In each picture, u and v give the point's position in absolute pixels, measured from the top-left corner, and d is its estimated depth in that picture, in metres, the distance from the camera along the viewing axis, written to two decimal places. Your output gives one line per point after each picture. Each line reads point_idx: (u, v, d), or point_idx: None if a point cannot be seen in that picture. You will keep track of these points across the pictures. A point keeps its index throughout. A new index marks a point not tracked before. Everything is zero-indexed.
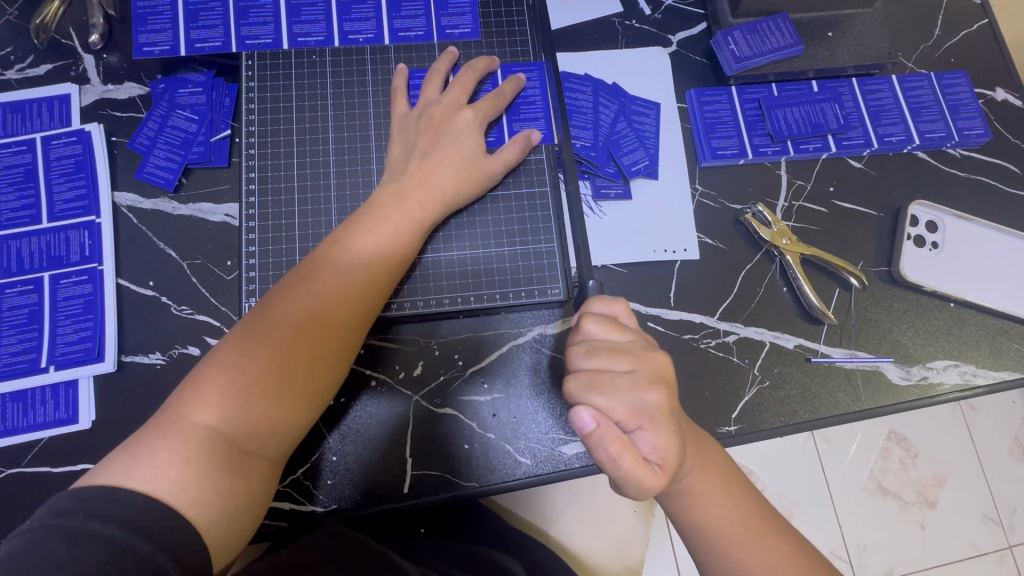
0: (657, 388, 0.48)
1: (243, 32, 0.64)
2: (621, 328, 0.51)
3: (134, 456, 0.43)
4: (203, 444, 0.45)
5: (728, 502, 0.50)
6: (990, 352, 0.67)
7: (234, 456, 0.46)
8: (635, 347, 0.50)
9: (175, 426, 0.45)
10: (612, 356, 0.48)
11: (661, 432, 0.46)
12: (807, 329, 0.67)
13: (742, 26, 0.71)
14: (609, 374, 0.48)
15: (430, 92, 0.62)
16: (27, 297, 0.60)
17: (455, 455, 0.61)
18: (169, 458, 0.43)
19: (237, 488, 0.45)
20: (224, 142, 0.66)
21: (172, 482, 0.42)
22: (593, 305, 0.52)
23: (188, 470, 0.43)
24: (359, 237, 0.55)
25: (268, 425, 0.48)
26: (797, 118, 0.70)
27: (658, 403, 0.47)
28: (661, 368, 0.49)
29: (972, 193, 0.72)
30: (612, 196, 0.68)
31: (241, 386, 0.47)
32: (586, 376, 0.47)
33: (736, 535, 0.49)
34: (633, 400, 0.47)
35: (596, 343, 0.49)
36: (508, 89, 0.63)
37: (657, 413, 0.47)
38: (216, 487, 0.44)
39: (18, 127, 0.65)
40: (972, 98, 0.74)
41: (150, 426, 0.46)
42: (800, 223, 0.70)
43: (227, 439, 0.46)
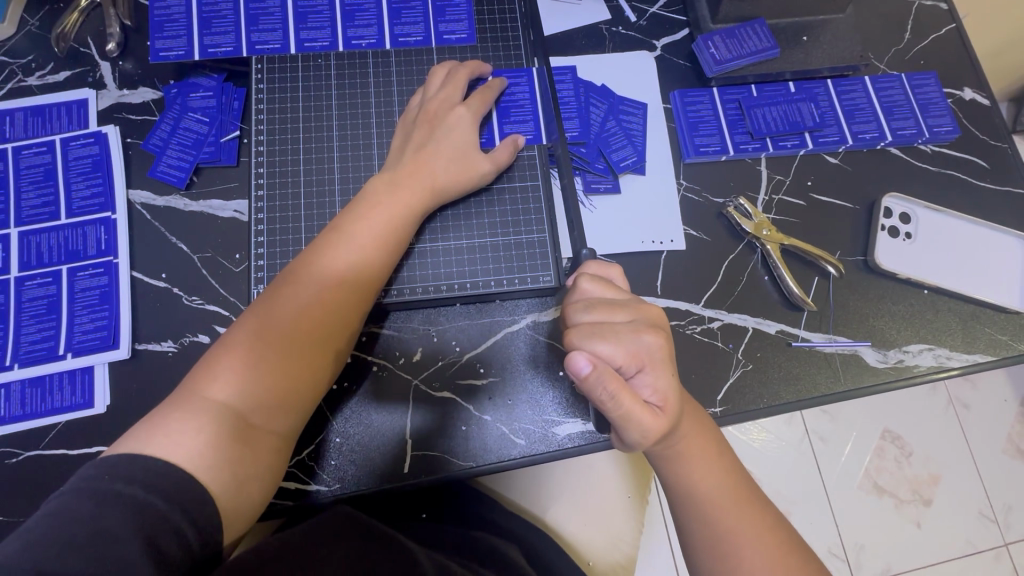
0: (655, 332, 0.51)
1: (253, 38, 0.68)
2: (615, 287, 0.54)
3: (152, 426, 0.46)
4: (215, 415, 0.48)
5: (718, 469, 0.53)
6: (964, 336, 0.71)
7: (243, 428, 0.49)
8: (633, 303, 0.53)
9: (189, 401, 0.48)
10: (611, 308, 0.52)
11: (660, 374, 0.50)
12: (788, 315, 0.70)
13: (722, 31, 0.76)
14: (610, 324, 0.51)
15: (432, 86, 0.66)
16: (46, 289, 0.64)
17: (453, 436, 0.64)
18: (183, 428, 0.46)
19: (246, 458, 0.48)
20: (233, 142, 0.69)
21: (188, 448, 0.45)
22: (587, 268, 0.57)
23: (201, 439, 0.46)
24: (356, 223, 0.58)
25: (275, 400, 0.51)
26: (775, 116, 0.74)
27: (658, 347, 0.51)
28: (654, 317, 0.53)
29: (944, 186, 0.76)
30: (602, 190, 0.71)
31: (250, 363, 0.51)
32: (587, 327, 0.50)
33: (724, 503, 0.51)
34: (631, 345, 0.50)
35: (595, 299, 0.52)
36: (492, 88, 0.67)
37: (656, 355, 0.50)
38: (226, 456, 0.47)
39: (38, 130, 0.68)
40: (941, 97, 0.78)
41: (167, 400, 0.49)
42: (780, 216, 0.73)
43: (238, 412, 0.49)
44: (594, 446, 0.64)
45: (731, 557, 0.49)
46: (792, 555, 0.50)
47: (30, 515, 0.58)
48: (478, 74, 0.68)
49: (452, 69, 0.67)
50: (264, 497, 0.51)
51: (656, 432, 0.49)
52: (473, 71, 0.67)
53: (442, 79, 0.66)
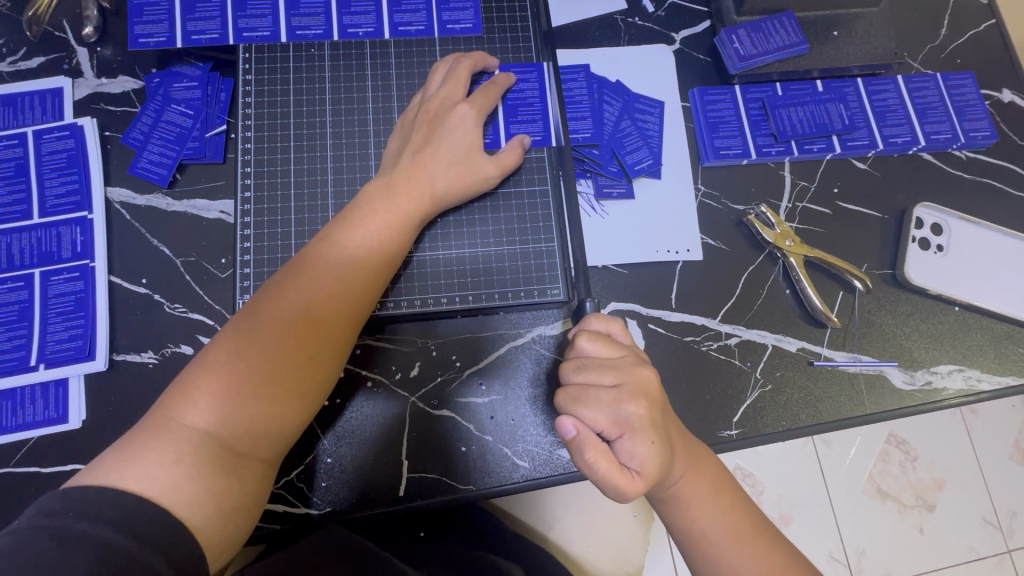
0: (639, 400, 0.47)
1: (240, 24, 0.63)
2: (614, 343, 0.51)
3: (124, 457, 0.43)
4: (195, 444, 0.44)
5: (724, 510, 0.49)
6: (995, 356, 0.67)
7: (226, 456, 0.45)
8: (626, 362, 0.50)
9: (165, 427, 0.45)
10: (599, 369, 0.49)
11: (640, 442, 0.46)
12: (810, 332, 0.66)
13: (747, 24, 0.70)
14: (593, 387, 0.48)
15: (431, 85, 0.61)
16: (17, 294, 0.59)
17: (452, 457, 0.60)
18: (160, 459, 0.43)
19: (231, 488, 0.45)
20: (219, 137, 0.64)
21: (166, 481, 0.42)
22: (589, 322, 0.53)
23: (180, 470, 0.43)
24: (347, 233, 0.54)
25: (261, 424, 0.47)
26: (802, 118, 0.69)
27: (640, 414, 0.47)
28: (647, 383, 0.49)
29: (978, 195, 0.71)
30: (614, 196, 0.67)
31: (235, 384, 0.47)
32: (572, 390, 0.49)
33: (730, 545, 0.48)
34: (614, 411, 0.47)
35: (587, 359, 0.49)
36: (498, 83, 0.62)
37: (639, 423, 0.46)
38: (209, 487, 0.43)
39: (9, 121, 0.64)
40: (979, 99, 0.73)
41: (142, 427, 0.45)
42: (804, 225, 0.69)
43: (219, 439, 0.45)
44: None
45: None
46: None
47: None
48: (483, 66, 0.63)
49: (452, 61, 0.62)
50: (252, 527, 0.48)
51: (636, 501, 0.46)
52: (478, 64, 0.62)
53: (444, 73, 0.61)
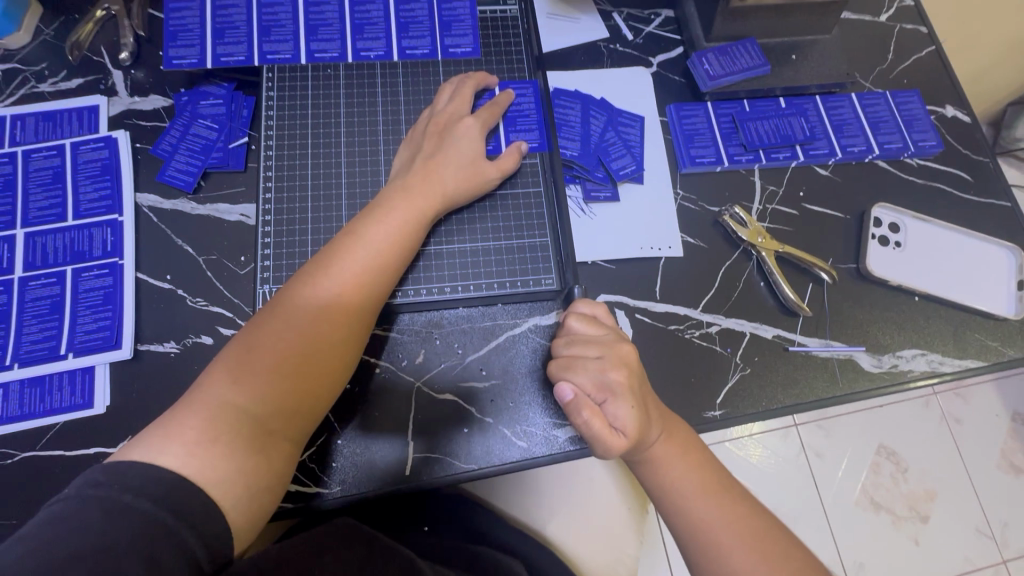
0: (621, 369, 0.57)
1: (264, 48, 0.70)
2: (598, 324, 0.61)
3: (166, 435, 0.47)
4: (227, 424, 0.49)
5: (689, 465, 0.57)
6: (955, 342, 0.72)
7: (257, 436, 0.50)
8: (608, 339, 0.60)
9: (203, 407, 0.49)
10: (585, 344, 0.59)
11: (623, 405, 0.55)
12: (784, 321, 0.71)
13: (715, 49, 0.79)
14: (582, 359, 0.58)
15: (439, 101, 0.68)
16: (50, 289, 0.64)
17: (454, 439, 0.64)
18: (197, 437, 0.47)
19: (259, 468, 0.50)
20: (241, 148, 0.71)
21: (202, 459, 0.46)
22: (577, 306, 0.63)
23: (215, 449, 0.47)
24: (370, 227, 0.59)
25: (289, 405, 0.53)
26: (767, 130, 0.77)
27: (621, 381, 0.56)
28: (627, 356, 0.58)
29: (930, 198, 0.79)
30: (601, 199, 0.73)
31: (271, 363, 0.52)
32: (564, 361, 0.59)
33: (695, 494, 0.55)
34: (598, 378, 0.57)
35: (575, 336, 0.60)
36: (501, 100, 0.69)
37: (620, 389, 0.56)
38: (240, 467, 0.48)
39: (48, 134, 0.70)
40: (924, 113, 0.81)
41: (179, 407, 0.50)
42: (774, 224, 0.76)
43: (252, 419, 0.51)
44: None
45: (713, 548, 0.53)
46: (770, 537, 0.53)
47: (25, 516, 0.57)
48: (484, 85, 0.70)
49: (458, 81, 0.69)
50: (273, 507, 0.52)
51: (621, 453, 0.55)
52: (480, 83, 0.70)
53: (450, 91, 0.69)
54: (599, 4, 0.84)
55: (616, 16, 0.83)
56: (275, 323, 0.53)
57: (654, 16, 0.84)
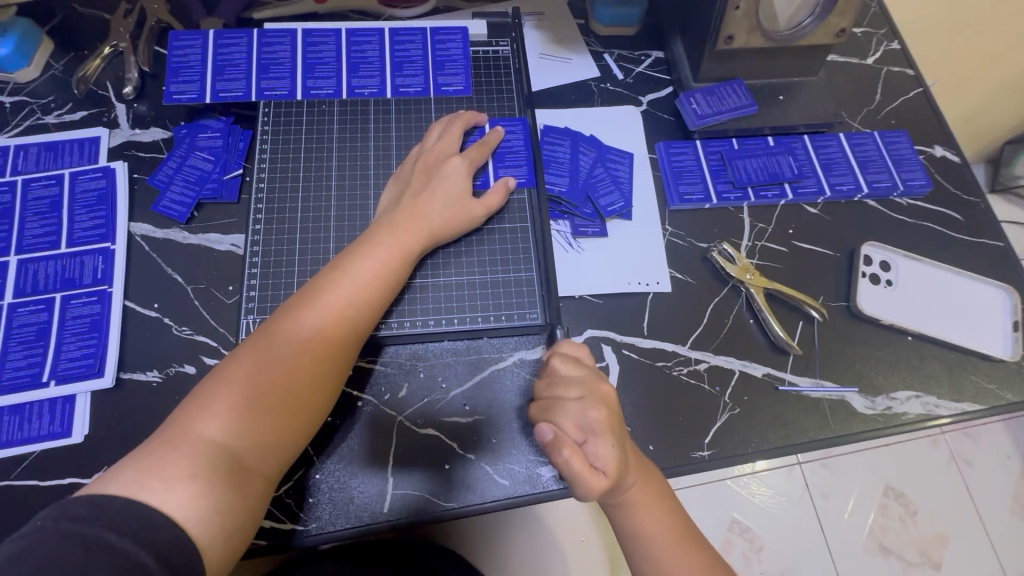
0: (601, 408, 0.55)
1: (262, 85, 0.73)
2: (581, 364, 0.59)
3: (147, 469, 0.47)
4: (208, 458, 0.49)
5: (663, 513, 0.56)
6: (950, 383, 0.71)
7: (235, 472, 0.50)
8: (588, 377, 0.58)
9: (183, 441, 0.49)
10: (565, 384, 0.57)
11: (604, 444, 0.53)
12: (775, 359, 0.70)
13: (702, 89, 0.80)
14: (562, 399, 0.56)
15: (429, 139, 0.70)
16: (37, 315, 0.64)
17: (435, 476, 0.62)
18: (178, 472, 0.47)
19: (237, 505, 0.49)
20: (235, 180, 0.72)
21: (182, 496, 0.46)
22: (562, 346, 0.60)
23: (196, 486, 0.47)
24: (357, 262, 0.60)
25: (267, 441, 0.52)
26: (755, 168, 0.78)
27: (601, 420, 0.54)
28: (606, 395, 0.57)
29: (921, 237, 0.79)
30: (589, 234, 0.74)
31: (250, 398, 0.52)
32: (543, 402, 0.58)
33: (667, 545, 0.54)
34: (579, 419, 0.55)
35: (556, 376, 0.58)
36: (490, 139, 0.71)
37: (600, 428, 0.54)
38: (219, 504, 0.48)
39: (49, 164, 0.71)
40: (913, 153, 0.82)
41: (158, 439, 0.50)
42: (763, 261, 0.75)
43: (231, 454, 0.50)
44: None
45: None
46: None
47: None
48: (474, 123, 0.72)
49: (447, 120, 0.71)
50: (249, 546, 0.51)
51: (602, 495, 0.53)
52: (470, 122, 0.71)
53: (440, 129, 0.70)
54: (590, 46, 0.86)
55: (606, 57, 0.86)
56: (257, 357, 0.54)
57: (644, 57, 0.86)
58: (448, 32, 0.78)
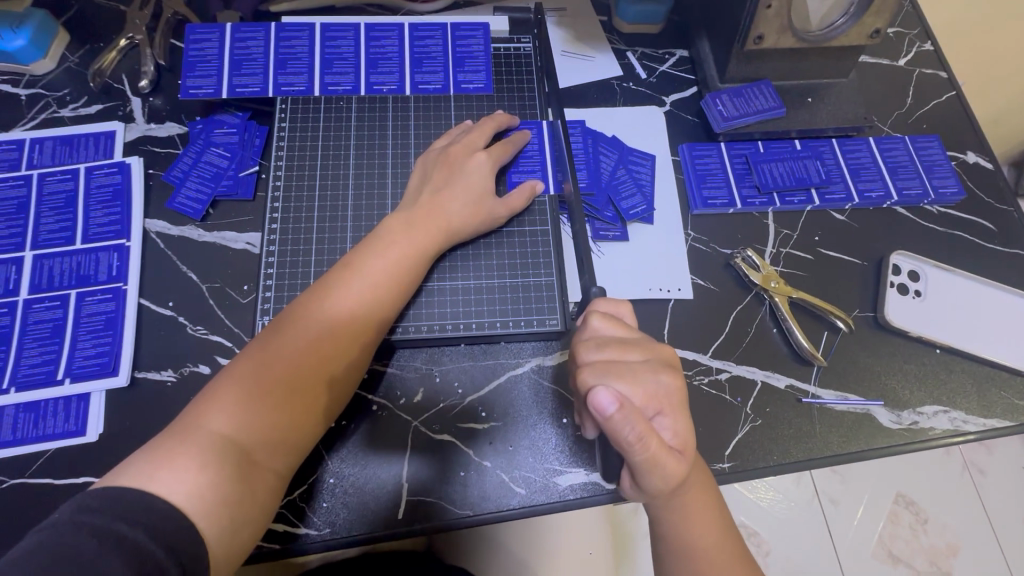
0: (670, 373, 0.52)
1: (279, 80, 0.71)
2: (624, 325, 0.55)
3: (155, 461, 0.46)
4: (216, 451, 0.48)
5: (716, 521, 0.54)
6: (979, 399, 0.69)
7: (244, 466, 0.49)
8: (642, 339, 0.54)
9: (192, 434, 0.48)
10: (625, 347, 0.52)
11: (679, 417, 0.51)
12: (798, 370, 0.68)
13: (729, 90, 0.78)
14: (624, 363, 0.51)
15: (457, 134, 0.68)
16: (52, 312, 0.63)
17: (450, 483, 0.62)
18: (186, 465, 0.46)
19: (246, 499, 0.48)
20: (251, 177, 0.71)
21: (190, 488, 0.45)
22: (599, 305, 0.57)
23: (203, 478, 0.46)
24: (371, 258, 0.59)
25: (278, 437, 0.51)
26: (782, 172, 0.76)
27: (674, 387, 0.51)
28: (668, 356, 0.54)
29: (951, 247, 0.76)
30: (610, 238, 0.72)
31: (261, 400, 0.51)
32: (602, 367, 0.51)
33: (717, 563, 0.52)
34: (650, 385, 0.51)
35: (606, 339, 0.53)
36: (515, 139, 0.69)
37: (674, 397, 0.51)
38: (226, 497, 0.47)
39: (64, 158, 0.71)
40: (945, 159, 0.80)
41: (169, 431, 0.49)
42: (788, 269, 0.73)
43: (239, 448, 0.49)
44: (597, 499, 0.61)
45: None
46: None
47: (6, 547, 0.55)
48: (505, 125, 0.70)
49: (479, 121, 0.69)
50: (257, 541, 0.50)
51: (677, 476, 0.49)
52: (501, 122, 0.70)
53: (466, 127, 0.69)
54: (613, 43, 0.84)
55: (629, 55, 0.84)
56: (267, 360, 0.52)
57: (668, 56, 0.84)
58: (469, 28, 0.76)
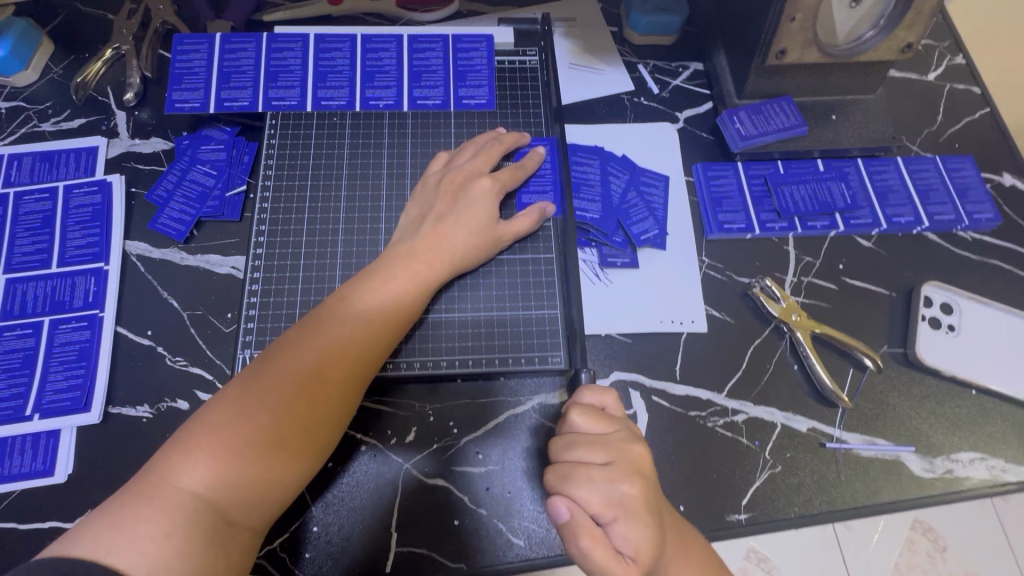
0: (632, 479, 0.47)
1: (270, 94, 0.67)
2: (604, 419, 0.51)
3: (113, 526, 0.41)
4: (187, 511, 0.43)
5: None
6: (1019, 445, 0.63)
7: (218, 527, 0.44)
8: (617, 438, 0.50)
9: (160, 491, 0.43)
10: (588, 447, 0.48)
11: (635, 526, 0.45)
12: (821, 411, 0.63)
13: (747, 107, 0.73)
14: (584, 466, 0.47)
15: (462, 157, 0.64)
16: (24, 341, 0.60)
17: (444, 532, 0.57)
18: (151, 530, 0.41)
19: (218, 565, 0.43)
20: (239, 197, 0.67)
21: (153, 558, 0.40)
22: (582, 395, 0.53)
23: (169, 545, 0.41)
24: (367, 293, 0.55)
25: (258, 490, 0.46)
26: (804, 196, 0.71)
27: (633, 496, 0.46)
28: (639, 460, 0.48)
29: (987, 277, 0.71)
30: (619, 265, 0.67)
31: (239, 445, 0.46)
32: (563, 468, 0.48)
33: None
34: (606, 492, 0.46)
35: (576, 436, 0.49)
36: (529, 164, 0.65)
37: (632, 506, 0.45)
38: (195, 566, 0.42)
39: (43, 175, 0.67)
40: (979, 183, 0.74)
41: (133, 487, 0.44)
42: (810, 300, 0.68)
43: (213, 506, 0.44)
44: None
45: None
46: None
47: None
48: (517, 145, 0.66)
49: (489, 138, 0.66)
50: None
51: None
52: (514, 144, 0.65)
53: (473, 148, 0.65)
54: (624, 55, 0.80)
55: (640, 68, 0.79)
56: (251, 398, 0.48)
57: (682, 69, 0.80)
58: (472, 40, 0.72)
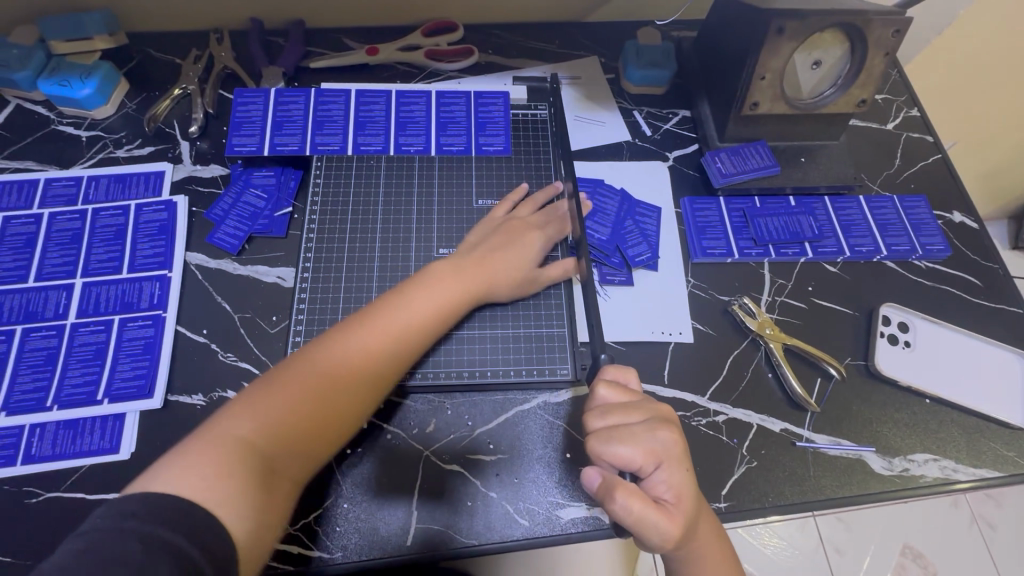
0: (668, 429, 0.56)
1: (317, 140, 0.79)
2: (629, 389, 0.60)
3: (179, 465, 0.47)
4: (243, 457, 0.50)
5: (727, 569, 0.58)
6: (968, 448, 0.71)
7: (267, 475, 0.51)
8: (643, 402, 0.59)
9: (219, 439, 0.50)
10: (624, 411, 0.57)
11: (676, 470, 0.54)
12: (793, 415, 0.72)
13: (727, 149, 0.84)
14: (625, 425, 0.56)
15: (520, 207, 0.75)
16: (96, 336, 0.69)
17: (457, 512, 0.64)
18: (210, 469, 0.48)
19: (266, 506, 0.50)
20: (285, 217, 0.77)
21: (214, 492, 0.47)
22: (605, 373, 0.63)
23: (228, 484, 0.48)
24: (418, 292, 0.64)
25: (304, 448, 0.54)
26: (777, 226, 0.82)
27: (673, 443, 0.55)
28: (665, 413, 0.58)
29: (940, 301, 0.80)
30: (616, 282, 0.77)
31: (296, 407, 0.54)
32: (605, 432, 0.55)
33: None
34: (649, 443, 0.55)
35: (609, 405, 0.58)
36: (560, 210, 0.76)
37: (672, 452, 0.55)
38: (249, 503, 0.48)
39: (117, 194, 0.77)
40: (931, 219, 0.85)
41: (194, 437, 0.51)
42: (783, 317, 0.78)
43: (265, 456, 0.51)
44: (596, 533, 0.64)
45: None
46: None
47: (40, 557, 0.59)
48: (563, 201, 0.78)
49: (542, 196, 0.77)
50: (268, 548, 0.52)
51: (676, 531, 0.52)
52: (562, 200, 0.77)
53: (522, 201, 0.76)
54: (621, 103, 0.92)
55: (635, 113, 0.91)
56: (310, 369, 0.56)
57: (672, 115, 0.91)
58: (491, 96, 0.84)
